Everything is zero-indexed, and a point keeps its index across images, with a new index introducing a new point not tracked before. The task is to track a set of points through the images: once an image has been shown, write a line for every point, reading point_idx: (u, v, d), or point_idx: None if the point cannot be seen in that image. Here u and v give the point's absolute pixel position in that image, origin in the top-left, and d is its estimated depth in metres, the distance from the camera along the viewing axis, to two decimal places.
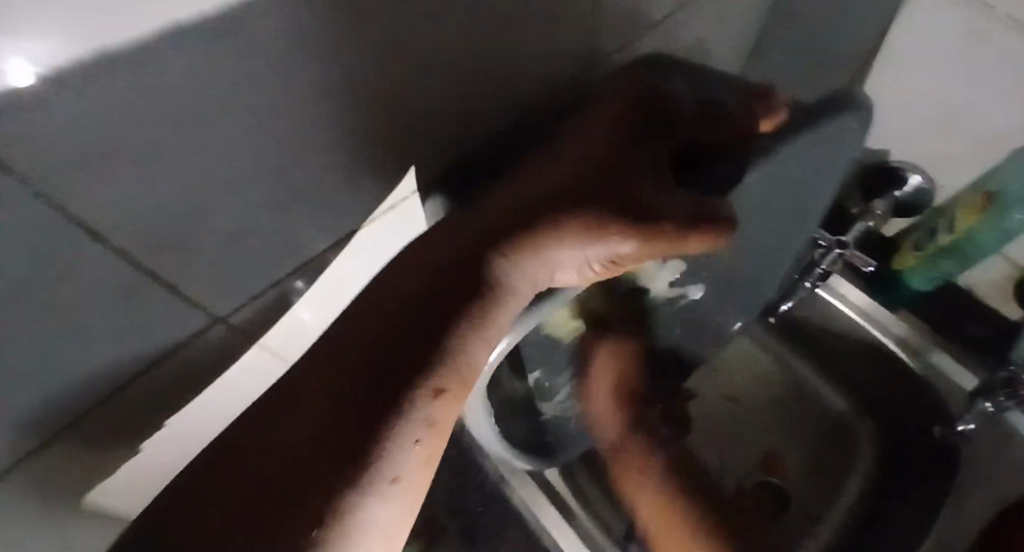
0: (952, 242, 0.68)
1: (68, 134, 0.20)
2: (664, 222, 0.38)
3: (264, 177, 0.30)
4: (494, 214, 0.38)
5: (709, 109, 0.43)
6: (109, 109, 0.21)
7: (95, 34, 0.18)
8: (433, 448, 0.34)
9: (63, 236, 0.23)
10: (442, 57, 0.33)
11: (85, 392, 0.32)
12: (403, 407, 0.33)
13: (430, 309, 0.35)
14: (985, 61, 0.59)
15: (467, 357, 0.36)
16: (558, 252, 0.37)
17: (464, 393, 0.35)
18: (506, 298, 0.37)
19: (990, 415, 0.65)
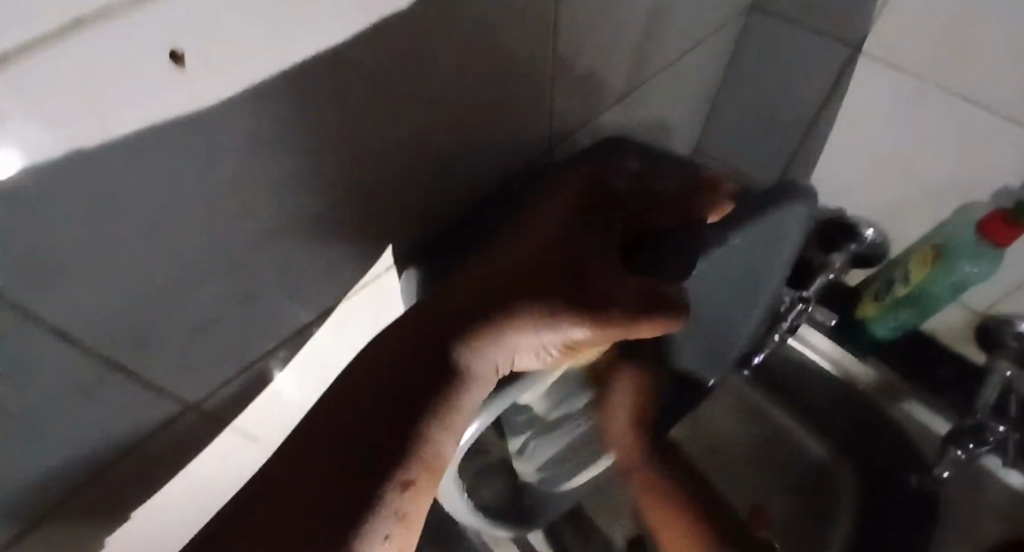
0: (908, 293, 0.71)
1: (43, 234, 0.23)
2: (613, 305, 0.37)
3: (227, 259, 0.32)
4: (454, 294, 0.36)
5: (651, 196, 0.43)
6: (72, 212, 0.23)
7: (82, 131, 0.20)
8: (405, 540, 0.31)
9: (26, 331, 0.25)
10: (399, 139, 0.36)
11: (44, 470, 0.32)
12: (370, 501, 0.30)
13: (392, 395, 0.33)
14: (920, 121, 0.62)
15: (434, 441, 0.33)
16: (522, 337, 0.35)
17: (436, 482, 0.33)
18: (474, 386, 0.35)
19: (961, 462, 0.67)
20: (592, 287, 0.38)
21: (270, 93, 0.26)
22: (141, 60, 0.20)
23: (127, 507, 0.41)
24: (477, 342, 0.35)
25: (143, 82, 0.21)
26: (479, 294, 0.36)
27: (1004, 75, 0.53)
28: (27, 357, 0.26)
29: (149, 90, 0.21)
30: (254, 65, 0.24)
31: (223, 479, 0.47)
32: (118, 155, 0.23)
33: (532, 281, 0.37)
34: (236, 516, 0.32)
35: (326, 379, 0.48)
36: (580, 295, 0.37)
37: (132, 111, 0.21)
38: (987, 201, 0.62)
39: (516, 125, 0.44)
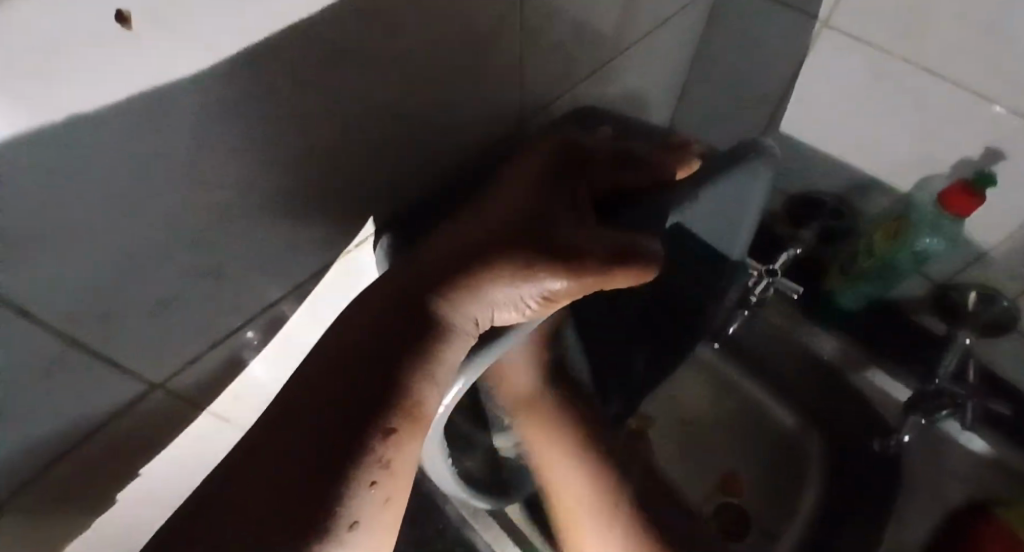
0: (873, 265, 0.73)
1: (0, 204, 0.22)
2: (591, 255, 0.36)
3: (193, 233, 0.31)
4: (441, 257, 0.36)
5: (624, 155, 0.44)
6: (34, 184, 0.22)
7: (43, 105, 0.20)
8: (392, 489, 0.31)
9: None
10: (370, 109, 0.35)
11: (7, 451, 0.31)
12: (353, 451, 0.30)
13: (375, 352, 0.32)
14: (883, 97, 0.64)
15: (418, 392, 0.32)
16: (501, 288, 0.34)
17: (421, 432, 0.32)
18: (457, 340, 0.34)
19: (923, 426, 0.69)
20: (571, 238, 0.37)
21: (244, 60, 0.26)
22: (92, 18, 0.19)
23: (97, 491, 0.40)
24: (455, 296, 0.34)
25: (98, 50, 0.20)
26: (460, 254, 0.36)
27: (965, 49, 0.55)
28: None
29: (105, 60, 0.20)
30: (220, 38, 0.24)
31: (200, 458, 0.47)
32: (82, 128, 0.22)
33: (516, 237, 0.36)
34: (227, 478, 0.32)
35: (298, 357, 0.48)
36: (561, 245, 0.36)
37: (95, 82, 0.21)
38: (947, 173, 0.65)
39: (488, 97, 0.44)
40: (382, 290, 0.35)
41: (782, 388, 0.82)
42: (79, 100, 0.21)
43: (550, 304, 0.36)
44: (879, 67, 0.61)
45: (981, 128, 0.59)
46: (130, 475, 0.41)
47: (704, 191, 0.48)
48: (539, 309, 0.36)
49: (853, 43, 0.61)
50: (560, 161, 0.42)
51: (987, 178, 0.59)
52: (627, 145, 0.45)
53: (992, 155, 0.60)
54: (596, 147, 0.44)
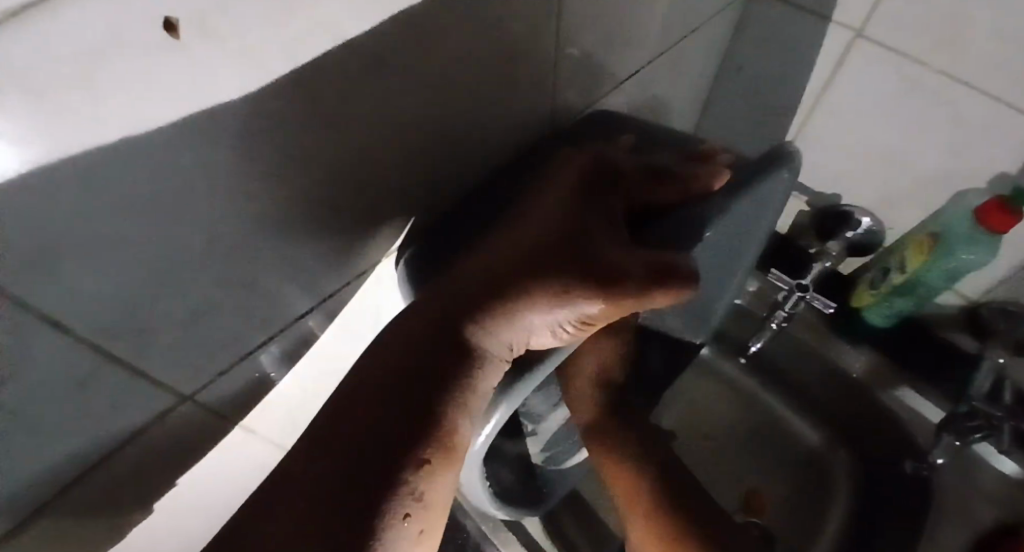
0: (905, 281, 0.71)
1: (36, 216, 0.21)
2: (627, 279, 0.34)
3: (225, 246, 0.30)
4: (469, 281, 0.36)
5: (653, 172, 0.43)
6: (68, 192, 0.21)
7: (78, 115, 0.19)
8: (426, 519, 0.31)
9: (16, 321, 0.24)
10: (404, 120, 0.35)
11: (35, 466, 0.31)
12: (388, 484, 0.30)
13: (407, 381, 0.33)
14: (917, 109, 0.62)
15: (450, 421, 0.33)
16: (534, 316, 0.35)
17: (454, 460, 0.32)
18: (488, 367, 0.35)
19: (959, 448, 0.68)
20: (602, 259, 0.35)
21: (284, 73, 0.25)
22: (133, 30, 0.19)
23: (120, 504, 0.39)
24: (490, 325, 0.34)
25: (138, 61, 0.20)
26: (491, 279, 0.35)
27: (1005, 61, 0.54)
28: (15, 346, 0.25)
29: (143, 73, 0.20)
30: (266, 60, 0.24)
31: (225, 471, 0.47)
32: (108, 142, 0.21)
33: (546, 260, 0.35)
34: (256, 513, 0.31)
35: (321, 369, 0.47)
36: (593, 268, 0.35)
37: (132, 93, 0.20)
38: (984, 188, 0.63)
39: (517, 108, 0.43)
40: (410, 316, 0.35)
41: (806, 404, 0.80)
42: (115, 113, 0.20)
43: (583, 329, 0.36)
44: (913, 79, 0.60)
45: (1020, 142, 0.58)
46: (153, 489, 0.41)
47: (737, 199, 0.45)
48: (576, 332, 0.36)
49: (887, 54, 0.60)
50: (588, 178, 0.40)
51: None
52: (656, 162, 0.44)
53: None
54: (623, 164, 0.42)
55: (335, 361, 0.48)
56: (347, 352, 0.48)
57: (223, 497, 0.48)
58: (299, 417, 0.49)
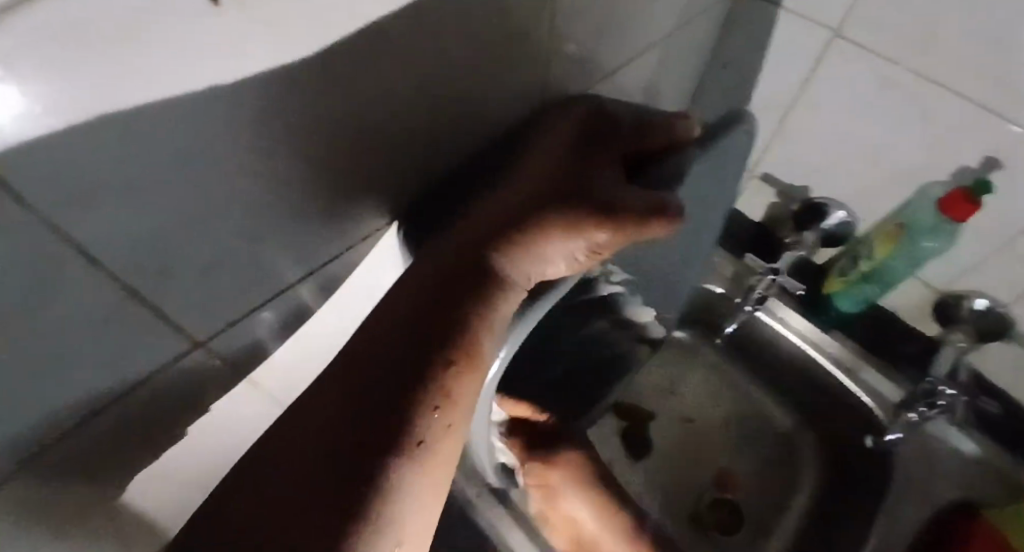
0: (872, 269, 0.75)
1: (83, 153, 0.24)
2: (621, 210, 0.42)
3: (236, 200, 0.33)
4: (486, 222, 0.41)
5: (636, 121, 0.50)
6: (107, 135, 0.24)
7: (124, 74, 0.22)
8: (451, 413, 0.37)
9: (54, 249, 0.26)
10: (410, 90, 0.38)
11: (63, 398, 0.33)
12: (419, 380, 0.36)
13: (430, 302, 0.38)
14: (889, 104, 0.66)
15: (471, 332, 0.38)
16: (545, 243, 0.40)
17: (475, 364, 0.38)
18: (507, 287, 0.39)
19: (913, 424, 0.73)
20: (607, 194, 0.43)
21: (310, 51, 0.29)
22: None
23: (133, 446, 0.41)
24: (513, 249, 0.40)
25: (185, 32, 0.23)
26: (506, 219, 0.41)
27: (969, 62, 0.58)
28: (53, 277, 0.27)
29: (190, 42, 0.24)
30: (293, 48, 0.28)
31: (231, 420, 0.49)
32: (156, 103, 0.25)
33: (554, 204, 0.41)
34: (295, 420, 0.37)
35: (316, 335, 0.50)
36: (593, 204, 0.42)
37: (176, 60, 0.24)
38: (946, 181, 0.67)
39: (513, 88, 0.47)
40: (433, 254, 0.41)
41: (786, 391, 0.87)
42: (162, 76, 0.24)
43: (592, 256, 0.42)
44: (886, 77, 0.64)
45: (980, 139, 0.62)
46: (162, 433, 0.43)
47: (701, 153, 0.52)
48: (584, 260, 0.42)
49: (863, 52, 0.64)
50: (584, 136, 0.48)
51: (986, 186, 0.61)
52: (637, 116, 0.50)
53: (992, 164, 0.63)
54: (609, 121, 0.49)
55: (330, 328, 0.51)
56: (343, 318, 0.51)
57: (225, 449, 0.51)
58: (297, 379, 0.53)
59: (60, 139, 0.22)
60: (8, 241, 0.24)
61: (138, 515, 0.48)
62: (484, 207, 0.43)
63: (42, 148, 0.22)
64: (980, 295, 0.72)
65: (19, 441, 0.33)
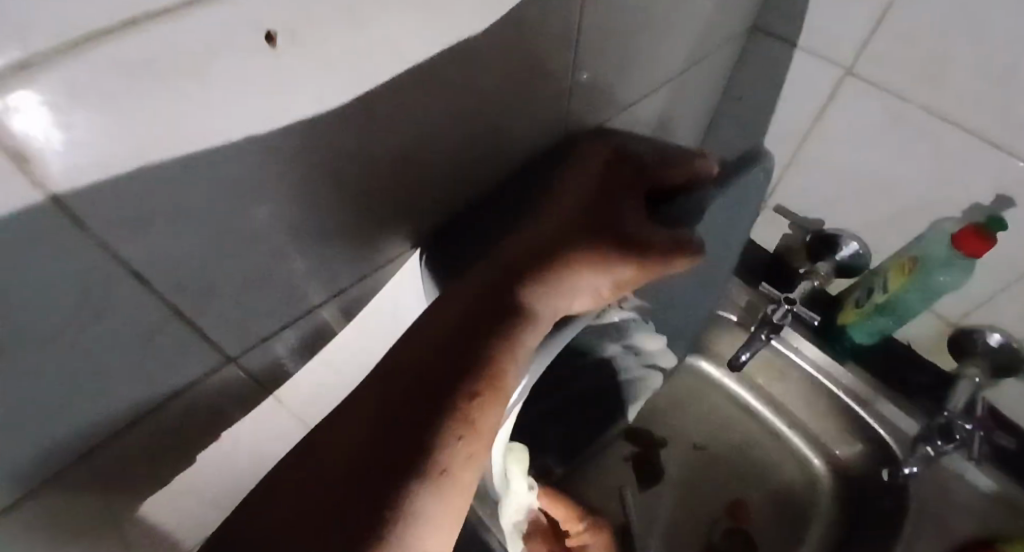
0: (887, 300, 0.75)
1: (147, 180, 0.25)
2: (648, 248, 0.45)
3: (273, 225, 0.34)
4: (516, 256, 0.43)
5: (665, 156, 0.52)
6: (171, 164, 0.26)
7: (191, 108, 0.24)
8: (475, 443, 0.37)
9: (106, 269, 0.27)
10: (441, 122, 0.40)
11: (99, 409, 0.34)
12: (447, 408, 0.37)
13: (460, 330, 0.40)
14: (903, 141, 0.67)
15: (498, 362, 0.39)
16: (572, 279, 0.43)
17: (499, 395, 0.39)
18: (533, 320, 0.41)
19: (931, 458, 0.72)
20: (634, 231, 0.45)
21: (355, 86, 0.31)
22: (245, 38, 0.24)
23: (156, 459, 0.42)
24: (540, 283, 0.42)
25: (246, 69, 0.25)
26: (536, 254, 0.43)
27: (980, 100, 0.59)
28: (102, 294, 0.28)
29: (251, 79, 0.25)
30: (339, 85, 0.30)
31: (253, 437, 0.50)
32: (218, 134, 0.26)
33: (584, 241, 0.44)
34: (324, 435, 0.38)
35: (339, 356, 0.51)
36: (622, 243, 0.44)
37: (237, 96, 0.26)
38: (959, 216, 0.68)
39: (537, 122, 0.49)
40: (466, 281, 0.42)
41: (798, 422, 0.87)
42: (226, 110, 0.26)
43: (615, 292, 0.45)
44: (898, 113, 0.66)
45: (992, 175, 0.63)
46: (185, 447, 0.44)
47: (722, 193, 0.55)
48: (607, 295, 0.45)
49: (876, 90, 0.66)
50: (613, 173, 0.50)
51: (998, 222, 0.62)
52: (665, 152, 0.52)
53: (1003, 202, 0.64)
54: (639, 157, 0.51)
55: (351, 348, 0.52)
56: (365, 340, 0.52)
57: (245, 464, 0.52)
58: (318, 398, 0.53)
59: (130, 168, 0.24)
60: (65, 258, 0.25)
61: (158, 528, 0.49)
62: (515, 240, 0.45)
63: (117, 175, 0.24)
64: (995, 330, 0.72)
65: (53, 449, 0.34)
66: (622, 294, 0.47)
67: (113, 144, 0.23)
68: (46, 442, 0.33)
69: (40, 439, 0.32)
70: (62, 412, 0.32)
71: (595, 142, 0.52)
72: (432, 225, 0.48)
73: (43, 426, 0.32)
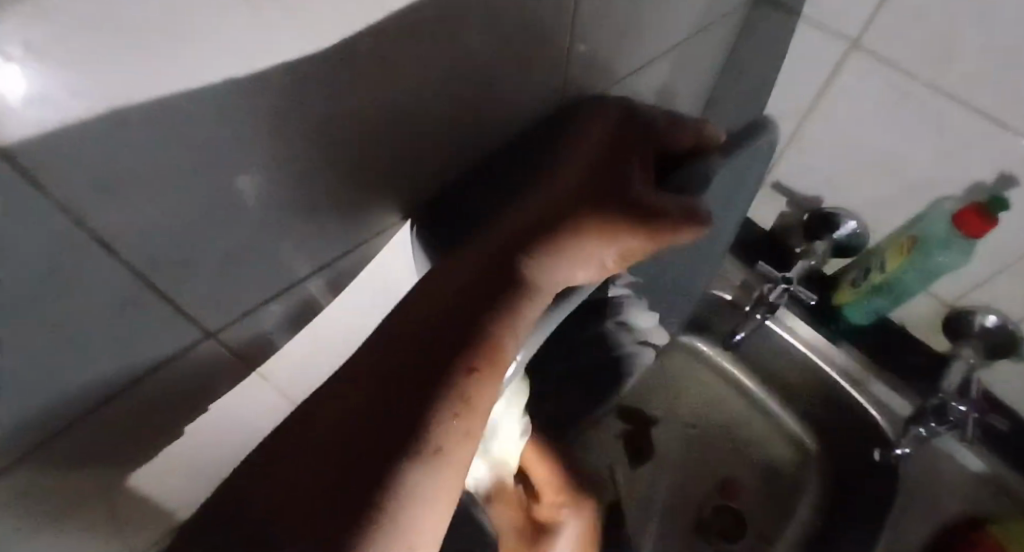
0: (884, 280, 0.75)
1: (108, 141, 0.23)
2: (655, 216, 0.44)
3: (253, 195, 0.33)
4: (516, 229, 0.42)
5: (671, 122, 0.51)
6: (136, 123, 0.24)
7: (151, 58, 0.22)
8: (470, 420, 0.36)
9: (73, 239, 0.26)
10: (431, 86, 0.38)
11: (72, 386, 0.33)
12: (442, 383, 0.36)
13: (459, 303, 0.39)
14: (908, 117, 0.66)
15: (496, 337, 0.38)
16: (575, 250, 0.42)
17: (497, 371, 0.38)
18: (534, 293, 0.40)
19: (923, 438, 0.72)
20: (639, 200, 0.45)
21: (332, 39, 0.29)
22: None
23: (136, 437, 0.41)
24: (539, 256, 0.41)
25: (211, 17, 0.23)
26: (536, 227, 0.42)
27: (989, 75, 0.57)
28: (69, 265, 0.27)
29: (217, 27, 0.23)
30: (315, 37, 0.28)
31: (238, 413, 0.49)
32: (183, 90, 0.24)
33: (587, 212, 0.43)
34: (318, 409, 0.37)
35: (325, 331, 0.50)
36: (626, 213, 0.44)
37: (202, 46, 0.23)
38: (961, 196, 0.67)
39: (534, 90, 0.47)
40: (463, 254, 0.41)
41: (790, 402, 0.87)
42: (190, 61, 0.24)
43: (619, 261, 0.45)
44: (904, 89, 0.64)
45: (996, 154, 0.62)
46: (165, 424, 0.42)
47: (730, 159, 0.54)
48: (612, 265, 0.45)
49: (882, 64, 0.64)
50: (618, 141, 0.48)
51: (1001, 202, 0.61)
52: (670, 116, 0.51)
53: (1006, 181, 0.63)
54: (648, 124, 0.50)
55: (337, 322, 0.50)
56: (353, 315, 0.51)
57: (230, 439, 0.51)
58: (305, 372, 0.52)
59: (87, 125, 0.22)
60: (25, 227, 0.23)
61: (140, 504, 0.48)
62: (515, 213, 0.43)
63: (72, 134, 0.22)
64: (991, 311, 0.72)
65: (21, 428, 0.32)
66: (626, 265, 0.46)
67: (66, 97, 0.21)
68: (16, 420, 0.31)
69: (10, 417, 0.31)
70: (32, 389, 0.30)
71: (600, 106, 0.50)
72: (427, 196, 0.46)
73: (8, 404, 0.30)
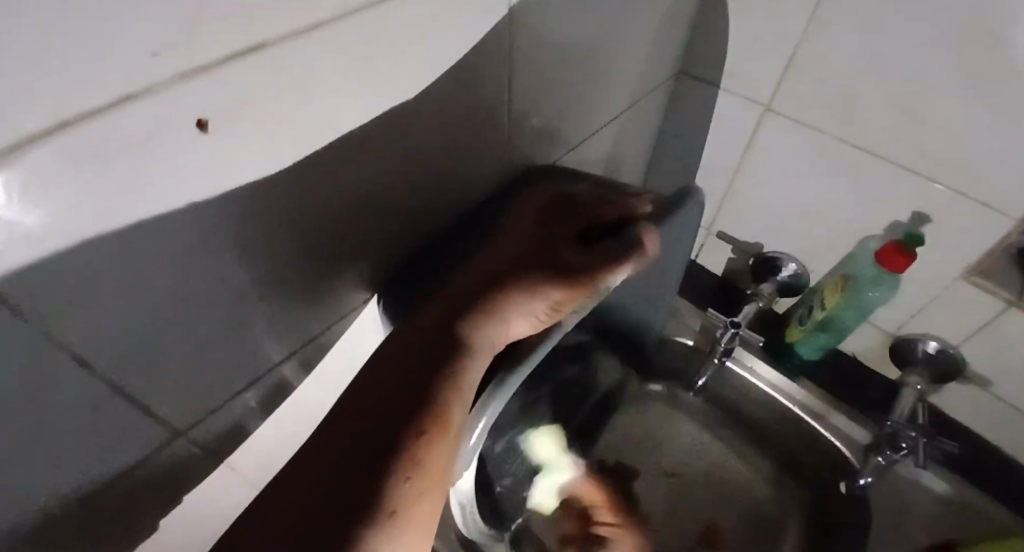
0: (824, 317, 0.79)
1: (86, 267, 0.26)
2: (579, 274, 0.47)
3: (218, 299, 0.35)
4: (457, 297, 0.45)
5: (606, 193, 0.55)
6: (112, 250, 0.27)
7: (125, 190, 0.25)
8: (424, 481, 0.37)
9: (52, 358, 0.28)
10: (380, 185, 0.42)
11: (45, 497, 0.34)
12: (394, 448, 0.37)
13: (406, 371, 0.41)
14: (824, 168, 0.72)
15: (442, 399, 0.40)
16: (512, 310, 0.45)
17: (447, 432, 0.39)
18: (477, 354, 0.43)
19: (883, 467, 0.76)
20: (568, 261, 0.48)
21: (288, 166, 0.33)
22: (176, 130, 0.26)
23: (111, 538, 0.41)
24: (476, 318, 0.44)
25: (178, 152, 0.26)
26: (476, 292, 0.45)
27: (890, 131, 0.64)
28: (47, 383, 0.29)
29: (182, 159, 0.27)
30: (271, 163, 0.31)
31: (211, 504, 0.50)
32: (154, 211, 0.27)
33: (521, 275, 0.46)
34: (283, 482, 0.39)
35: (294, 414, 0.51)
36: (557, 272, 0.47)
37: (171, 177, 0.27)
38: (881, 235, 0.73)
39: (478, 174, 0.52)
40: (409, 325, 0.44)
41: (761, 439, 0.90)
42: (162, 189, 0.27)
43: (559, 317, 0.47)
44: (818, 146, 0.71)
45: (907, 196, 0.68)
46: (140, 523, 0.43)
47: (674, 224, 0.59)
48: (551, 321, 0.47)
49: (792, 124, 0.71)
50: (552, 212, 0.53)
51: (916, 239, 0.67)
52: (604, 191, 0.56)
53: (920, 219, 0.69)
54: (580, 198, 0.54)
55: (307, 404, 0.52)
56: (321, 397, 0.53)
57: (201, 531, 0.51)
58: (276, 457, 0.53)
59: (67, 256, 0.25)
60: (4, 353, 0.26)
61: None
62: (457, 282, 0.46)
63: (55, 263, 0.25)
64: (931, 339, 0.76)
65: None
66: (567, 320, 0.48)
67: (52, 235, 0.24)
68: None
69: None
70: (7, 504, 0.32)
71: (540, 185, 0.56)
72: (388, 278, 0.50)
73: None
